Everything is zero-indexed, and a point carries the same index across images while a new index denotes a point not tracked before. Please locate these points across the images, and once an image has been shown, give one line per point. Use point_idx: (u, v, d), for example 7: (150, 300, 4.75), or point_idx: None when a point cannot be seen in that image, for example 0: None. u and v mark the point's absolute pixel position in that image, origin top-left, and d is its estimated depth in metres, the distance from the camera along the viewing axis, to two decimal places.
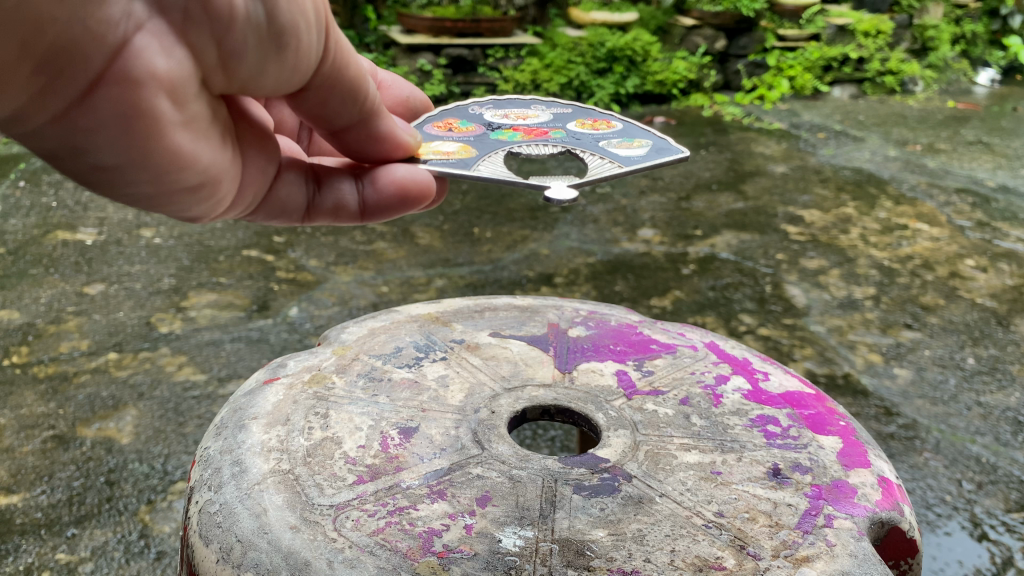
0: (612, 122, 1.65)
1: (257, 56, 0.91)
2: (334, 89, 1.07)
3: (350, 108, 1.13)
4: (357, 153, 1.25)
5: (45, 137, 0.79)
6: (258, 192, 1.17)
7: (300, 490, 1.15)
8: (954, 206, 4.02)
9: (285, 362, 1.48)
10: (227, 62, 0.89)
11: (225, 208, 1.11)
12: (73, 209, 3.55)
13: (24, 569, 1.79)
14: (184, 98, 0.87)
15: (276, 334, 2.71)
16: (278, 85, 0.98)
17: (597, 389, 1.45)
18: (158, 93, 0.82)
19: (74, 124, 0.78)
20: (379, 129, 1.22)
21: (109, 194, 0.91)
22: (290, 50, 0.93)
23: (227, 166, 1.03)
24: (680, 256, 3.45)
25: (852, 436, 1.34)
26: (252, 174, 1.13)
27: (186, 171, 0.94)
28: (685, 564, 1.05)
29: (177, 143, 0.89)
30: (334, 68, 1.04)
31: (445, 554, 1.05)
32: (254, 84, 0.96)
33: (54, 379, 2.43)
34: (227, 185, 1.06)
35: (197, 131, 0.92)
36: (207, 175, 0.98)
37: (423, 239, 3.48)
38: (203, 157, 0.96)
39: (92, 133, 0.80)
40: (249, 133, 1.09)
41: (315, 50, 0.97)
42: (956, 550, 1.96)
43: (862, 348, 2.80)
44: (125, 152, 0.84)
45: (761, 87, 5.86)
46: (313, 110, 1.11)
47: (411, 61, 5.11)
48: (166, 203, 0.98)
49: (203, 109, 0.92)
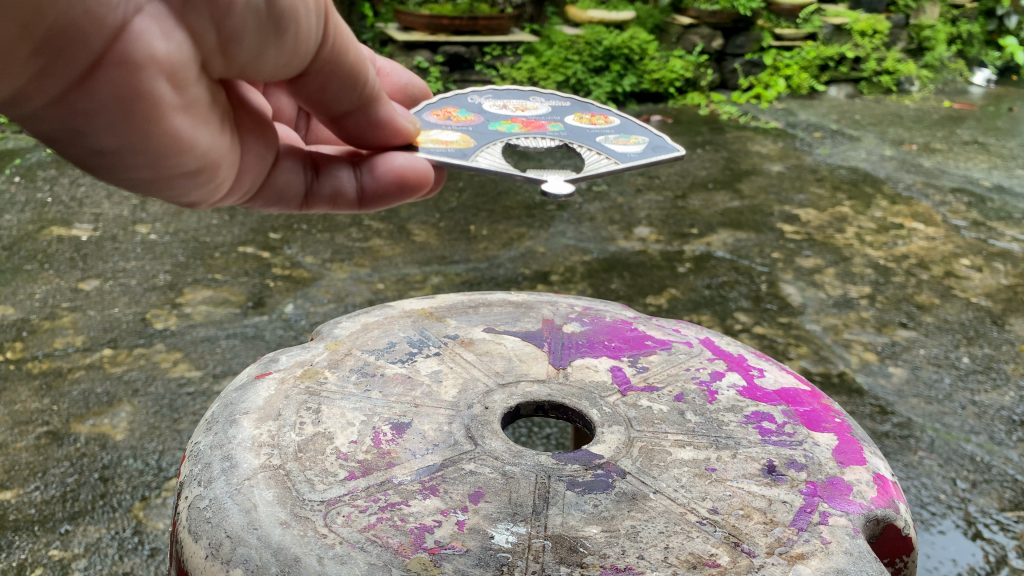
0: (611, 117, 1.64)
1: (256, 41, 0.90)
2: (334, 73, 1.06)
3: (350, 93, 1.12)
4: (357, 140, 1.24)
5: (43, 119, 0.79)
6: (257, 177, 1.16)
7: (291, 485, 1.14)
8: (949, 206, 4.02)
9: (278, 357, 1.47)
10: (226, 46, 0.88)
11: (224, 194, 1.10)
12: (68, 205, 3.53)
13: (17, 566, 1.78)
14: (184, 81, 0.86)
15: (271, 331, 2.70)
16: (277, 69, 0.97)
17: (591, 384, 1.45)
18: (157, 76, 0.81)
19: (73, 107, 0.78)
20: (379, 115, 1.20)
21: (108, 178, 0.91)
22: (289, 34, 0.92)
23: (226, 151, 1.02)
24: (676, 255, 3.44)
25: (847, 433, 1.33)
26: (251, 161, 1.12)
27: (185, 155, 0.94)
28: (679, 561, 1.04)
29: (177, 127, 0.89)
30: (334, 52, 1.02)
31: (437, 551, 1.04)
32: (253, 69, 0.95)
33: (48, 375, 2.41)
34: (226, 170, 1.05)
35: (197, 115, 0.92)
36: (206, 159, 0.98)
37: (419, 236, 3.47)
38: (201, 142, 0.95)
39: (91, 116, 0.79)
40: (249, 119, 1.08)
41: (314, 34, 0.96)
42: (950, 548, 1.95)
43: (857, 347, 2.80)
44: (124, 135, 0.84)
45: (757, 86, 5.84)
46: (313, 94, 1.10)
47: (408, 58, 5.06)
48: (164, 187, 0.97)
49: (202, 93, 0.92)
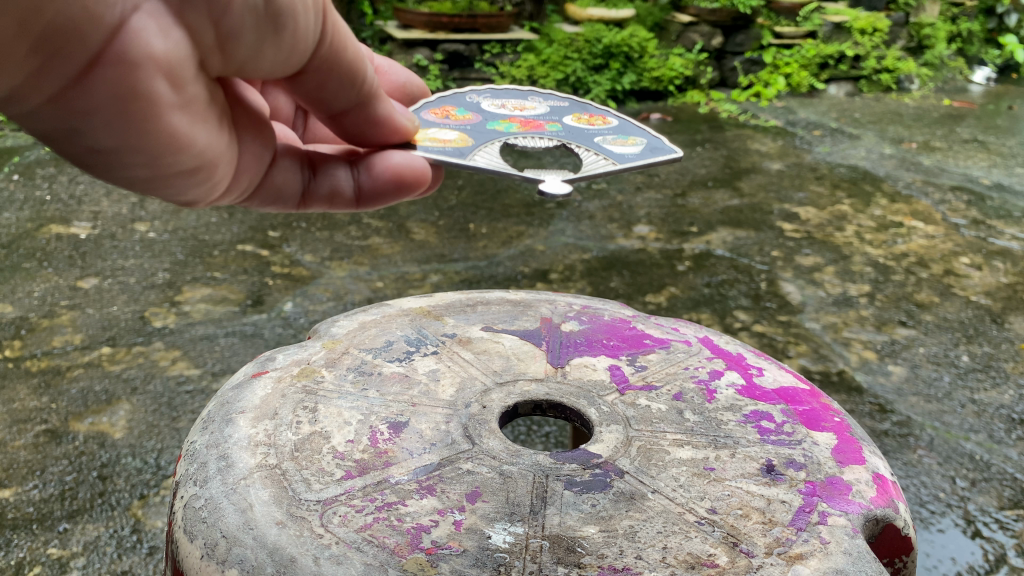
0: (609, 118, 1.63)
1: (254, 38, 0.89)
2: (333, 71, 1.06)
3: (348, 91, 1.11)
4: (356, 137, 1.23)
5: (42, 117, 0.78)
6: (254, 177, 1.15)
7: (287, 485, 1.13)
8: (949, 204, 4.01)
9: (274, 356, 1.46)
10: (225, 43, 0.88)
11: (222, 192, 1.09)
12: (67, 203, 3.52)
13: (15, 564, 1.77)
14: (182, 79, 0.86)
15: (270, 329, 2.69)
16: (276, 66, 0.97)
17: (589, 383, 1.44)
18: (155, 73, 0.81)
19: (70, 105, 0.77)
20: (378, 113, 1.19)
21: (106, 176, 0.90)
22: (286, 32, 0.92)
23: (224, 149, 1.01)
24: (676, 253, 3.44)
25: (846, 433, 1.33)
26: (248, 160, 1.11)
27: (182, 153, 0.93)
28: (678, 561, 1.04)
29: (175, 125, 0.88)
30: (332, 50, 1.02)
31: (434, 551, 1.04)
32: (251, 66, 0.94)
33: (46, 373, 2.40)
34: (224, 169, 1.04)
35: (195, 113, 0.91)
36: (203, 158, 0.97)
37: (418, 234, 3.46)
38: (199, 140, 0.94)
39: (89, 115, 0.79)
40: (247, 118, 1.07)
41: (313, 31, 0.96)
42: (949, 547, 1.95)
43: (857, 346, 2.79)
44: (122, 134, 0.83)
45: (757, 84, 5.82)
46: (312, 92, 1.09)
47: (408, 55, 5.05)
48: (162, 186, 0.96)
49: (201, 91, 0.91)
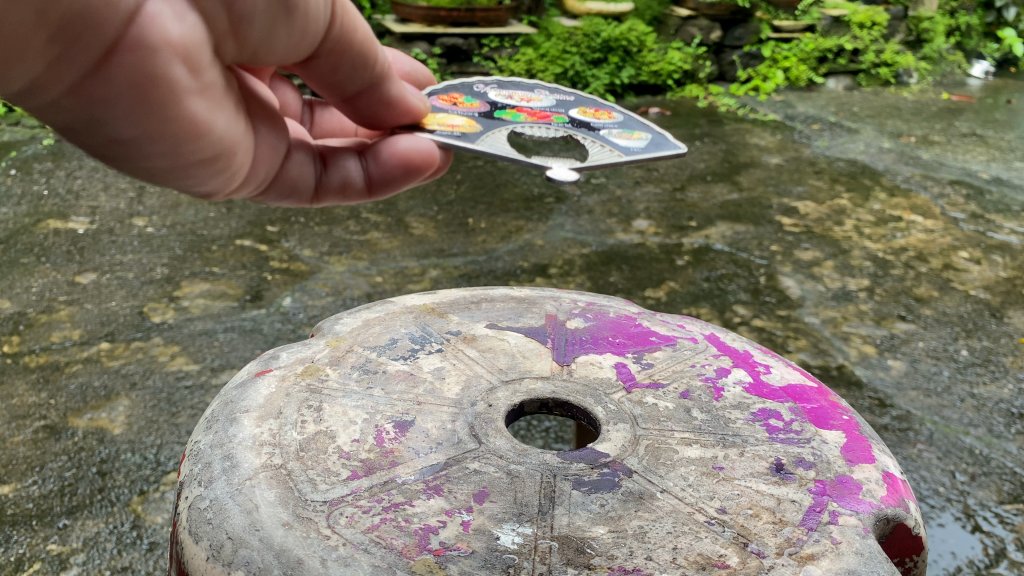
0: (614, 113, 1.61)
1: (266, 21, 0.88)
2: (344, 55, 1.04)
3: (360, 72, 1.10)
4: (369, 119, 1.22)
5: (60, 108, 0.77)
6: (271, 169, 1.13)
7: (293, 486, 1.12)
8: (947, 198, 4.00)
9: (278, 354, 1.45)
10: (238, 27, 0.86)
11: (240, 183, 1.07)
12: (65, 198, 3.49)
13: (15, 560, 1.76)
14: (200, 67, 0.84)
15: (269, 324, 2.68)
16: (289, 50, 0.95)
17: (595, 381, 1.43)
18: (173, 59, 0.79)
19: (90, 95, 0.76)
20: (389, 93, 1.18)
21: (126, 168, 0.88)
22: (297, 14, 0.90)
23: (242, 137, 1.00)
24: (675, 247, 3.42)
25: (855, 431, 1.32)
26: (265, 151, 1.09)
27: (201, 142, 0.91)
28: (688, 562, 1.03)
29: (194, 112, 0.86)
30: (343, 32, 1.00)
31: (442, 552, 1.02)
32: (265, 52, 0.92)
33: (45, 369, 2.39)
34: (242, 157, 1.02)
35: (215, 100, 0.89)
36: (221, 146, 0.95)
37: (417, 229, 3.44)
38: (219, 127, 0.92)
39: (108, 105, 0.77)
40: (261, 109, 1.05)
41: (322, 13, 0.94)
42: (949, 541, 1.94)
43: (856, 340, 2.78)
44: (142, 123, 0.81)
45: (756, 77, 5.81)
46: (325, 76, 1.08)
47: (406, 49, 5.02)
48: (180, 176, 0.94)
49: (219, 79, 0.89)
